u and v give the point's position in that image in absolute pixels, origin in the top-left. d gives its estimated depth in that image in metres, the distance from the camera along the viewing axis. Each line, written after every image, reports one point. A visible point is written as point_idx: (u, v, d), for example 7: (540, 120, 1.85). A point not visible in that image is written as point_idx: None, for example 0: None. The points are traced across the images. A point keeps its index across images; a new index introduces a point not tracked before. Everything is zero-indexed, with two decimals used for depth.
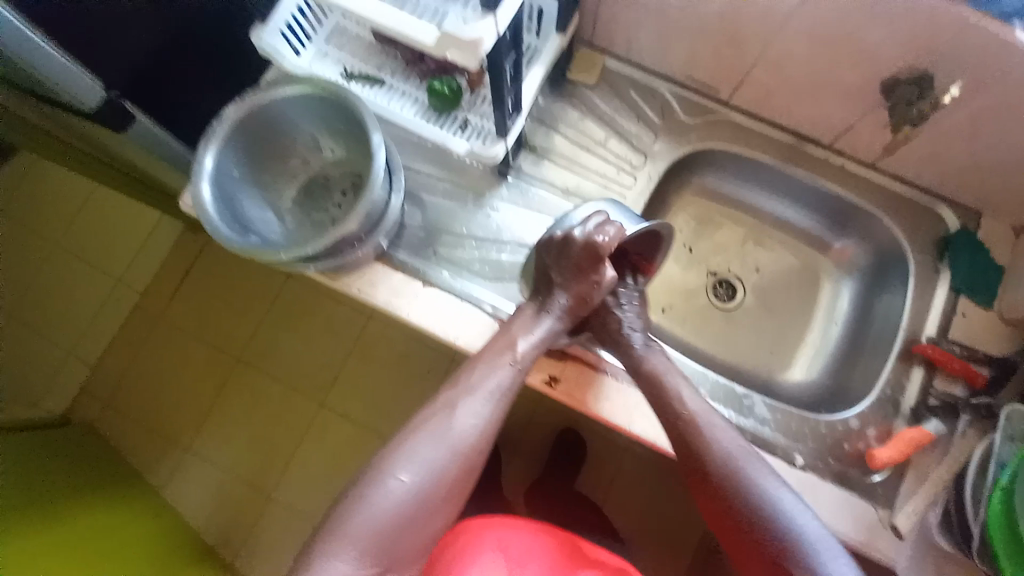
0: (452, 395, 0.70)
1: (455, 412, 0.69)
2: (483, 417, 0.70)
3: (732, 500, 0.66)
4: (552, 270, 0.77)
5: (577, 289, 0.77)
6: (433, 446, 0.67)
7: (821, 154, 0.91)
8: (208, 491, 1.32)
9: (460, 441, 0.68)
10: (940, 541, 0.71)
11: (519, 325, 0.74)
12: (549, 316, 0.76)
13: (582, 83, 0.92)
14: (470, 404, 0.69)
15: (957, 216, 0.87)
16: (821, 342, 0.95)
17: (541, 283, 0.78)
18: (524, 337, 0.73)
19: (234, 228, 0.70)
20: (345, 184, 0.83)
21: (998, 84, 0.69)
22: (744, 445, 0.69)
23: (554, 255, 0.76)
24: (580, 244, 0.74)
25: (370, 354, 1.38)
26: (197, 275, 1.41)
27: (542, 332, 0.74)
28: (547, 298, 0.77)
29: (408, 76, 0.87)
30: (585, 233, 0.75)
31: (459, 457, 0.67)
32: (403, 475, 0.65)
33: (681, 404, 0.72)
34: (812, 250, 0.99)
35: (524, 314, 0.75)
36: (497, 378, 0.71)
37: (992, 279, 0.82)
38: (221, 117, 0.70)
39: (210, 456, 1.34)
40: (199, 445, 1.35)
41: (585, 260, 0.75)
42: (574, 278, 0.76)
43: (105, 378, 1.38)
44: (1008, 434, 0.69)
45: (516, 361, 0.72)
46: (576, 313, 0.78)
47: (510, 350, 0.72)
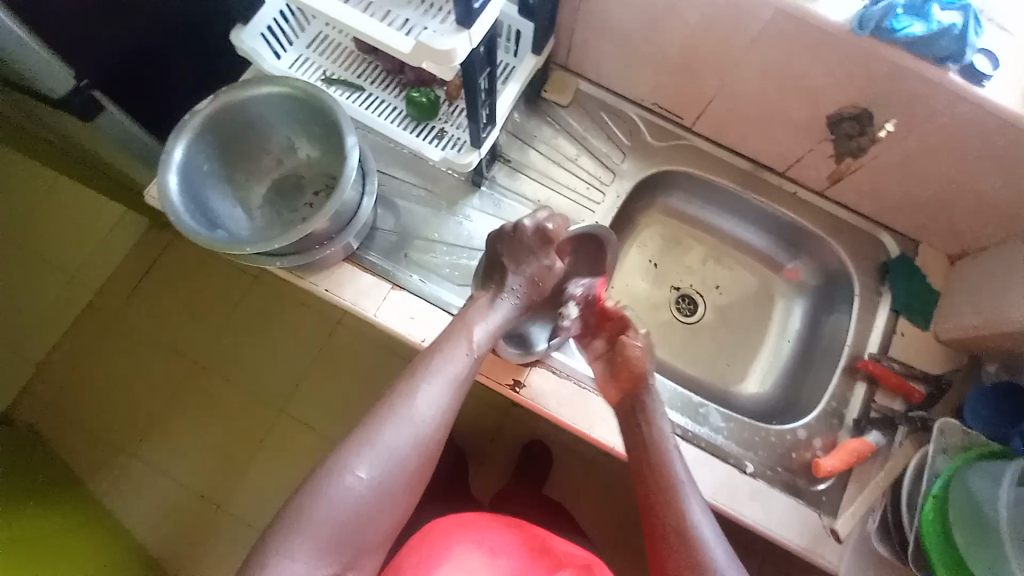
0: (409, 383, 0.65)
1: (415, 402, 0.64)
2: (443, 405, 0.65)
3: (660, 517, 0.62)
4: (502, 256, 0.74)
5: (530, 273, 0.75)
6: (393, 438, 0.61)
7: (776, 180, 0.97)
8: (152, 500, 1.26)
9: (421, 430, 0.63)
10: (879, 548, 0.73)
11: (474, 312, 0.73)
12: (503, 302, 0.74)
13: (555, 102, 0.97)
14: (430, 392, 0.65)
15: (897, 243, 0.94)
16: (775, 356, 0.99)
17: (495, 270, 0.75)
18: (481, 323, 0.71)
19: (200, 221, 0.70)
20: (317, 185, 0.84)
21: (925, 129, 0.75)
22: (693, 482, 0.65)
23: (506, 244, 0.73)
24: (531, 231, 0.72)
25: (336, 360, 1.35)
26: (159, 275, 1.38)
27: (498, 317, 0.73)
28: (502, 284, 0.75)
29: (387, 85, 0.89)
30: (535, 222, 0.73)
31: (420, 448, 0.63)
32: (362, 469, 0.60)
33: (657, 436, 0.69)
34: (767, 270, 1.04)
35: (479, 302, 0.74)
36: (458, 365, 0.68)
37: (928, 303, 0.89)
38: (194, 112, 0.71)
39: (158, 463, 1.28)
40: (147, 450, 1.29)
41: (536, 247, 0.73)
42: (528, 264, 0.74)
43: (54, 380, 1.32)
44: (941, 445, 0.73)
45: (473, 349, 0.69)
46: (530, 298, 0.77)
47: (467, 337, 0.70)
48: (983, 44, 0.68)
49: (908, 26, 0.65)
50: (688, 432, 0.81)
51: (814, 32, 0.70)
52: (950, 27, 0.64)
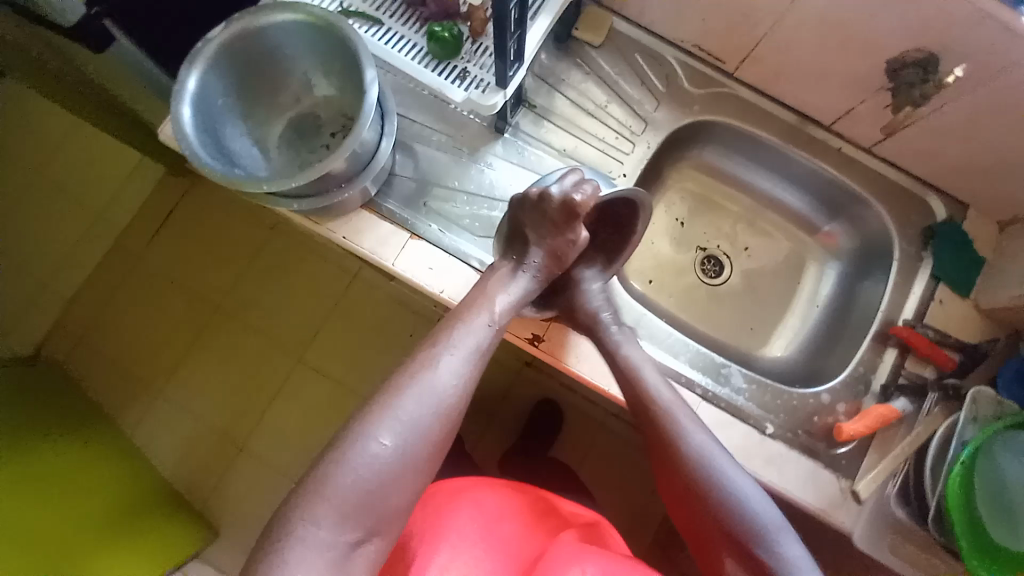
0: (428, 353, 0.65)
1: (436, 371, 0.63)
2: (464, 375, 0.65)
3: (683, 473, 0.64)
4: (526, 227, 0.72)
5: (551, 246, 0.73)
6: (414, 406, 0.61)
7: (819, 135, 0.91)
8: (178, 441, 1.31)
9: (442, 400, 0.62)
10: (898, 514, 0.74)
11: (494, 282, 0.71)
12: (524, 275, 0.73)
13: (587, 43, 0.90)
14: (450, 362, 0.64)
15: (945, 206, 0.88)
16: (801, 322, 0.97)
17: (517, 241, 0.74)
18: (502, 294, 0.70)
19: (217, 159, 0.67)
20: (335, 125, 0.80)
21: (996, 77, 0.68)
22: (714, 441, 0.66)
23: (529, 213, 0.70)
24: (558, 201, 0.68)
25: (353, 313, 1.35)
26: (177, 221, 1.37)
27: (519, 290, 0.72)
28: (524, 256, 0.73)
29: (407, 18, 0.83)
30: (562, 191, 0.69)
31: (443, 418, 0.62)
32: (385, 437, 0.59)
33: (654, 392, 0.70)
34: (800, 232, 1.00)
35: (498, 273, 0.72)
36: (479, 337, 0.67)
37: (971, 271, 0.84)
38: (208, 39, 0.67)
39: (182, 406, 1.32)
40: (170, 394, 1.33)
41: (562, 221, 0.70)
42: (550, 236, 0.72)
43: (77, 324, 1.34)
44: (973, 414, 0.72)
45: (494, 319, 0.69)
46: (550, 272, 0.75)
47: (488, 306, 0.69)
48: None
49: None
50: (708, 393, 0.80)
51: None
52: None
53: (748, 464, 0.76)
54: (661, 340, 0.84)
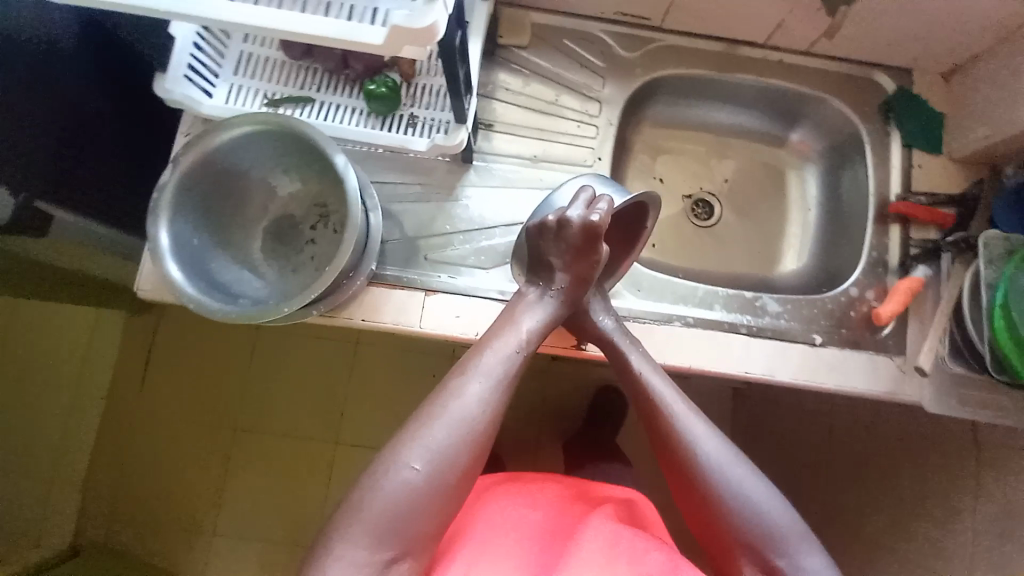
0: (459, 380, 0.64)
1: (464, 399, 0.63)
2: (490, 400, 0.64)
3: (689, 469, 0.65)
4: (546, 253, 0.72)
5: (576, 269, 0.72)
6: (442, 432, 0.61)
7: (758, 54, 0.93)
8: (228, 557, 1.27)
9: (472, 427, 0.62)
10: (955, 368, 0.78)
11: (522, 307, 0.72)
12: (552, 297, 0.73)
13: (515, 45, 0.90)
14: (478, 390, 0.64)
15: (891, 78, 0.92)
16: (802, 229, 1.00)
17: (540, 267, 0.74)
18: (528, 317, 0.71)
19: (219, 297, 0.65)
20: (313, 218, 0.78)
21: None
22: (721, 438, 0.67)
23: (549, 240, 0.71)
24: (577, 226, 0.68)
25: (378, 379, 1.33)
26: (165, 355, 1.32)
27: (546, 314, 0.72)
28: (548, 281, 0.74)
29: (337, 87, 0.81)
30: (579, 215, 0.68)
31: (470, 443, 0.62)
32: (416, 463, 0.60)
33: (654, 393, 0.70)
34: (769, 147, 1.03)
35: (525, 298, 0.73)
36: (500, 364, 0.66)
37: (936, 129, 0.89)
38: (162, 186, 0.64)
39: (225, 523, 1.29)
40: (210, 517, 1.29)
41: (584, 244, 0.70)
42: (573, 260, 0.72)
43: (104, 495, 1.28)
44: (988, 257, 0.75)
45: (521, 344, 0.69)
46: (578, 295, 0.75)
47: (515, 332, 0.69)
48: None
49: None
50: (753, 328, 0.84)
51: None
52: None
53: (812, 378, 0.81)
54: (693, 298, 0.86)
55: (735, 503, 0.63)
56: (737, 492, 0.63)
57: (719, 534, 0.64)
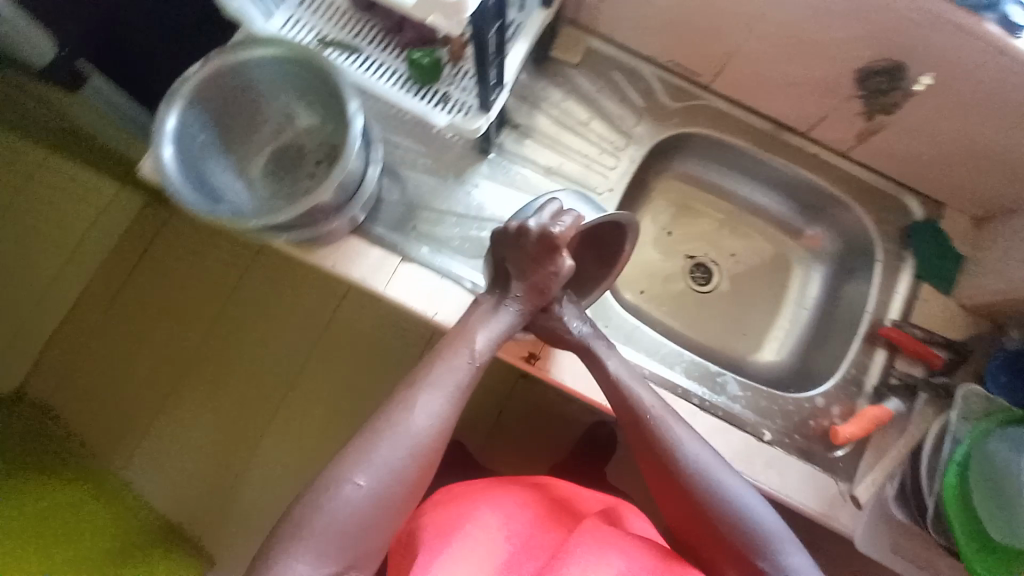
0: (410, 393, 0.65)
1: (413, 413, 0.63)
2: (441, 414, 0.64)
3: (678, 480, 0.64)
4: (508, 262, 0.70)
5: (533, 279, 0.70)
6: (390, 450, 0.61)
7: (797, 142, 0.93)
8: (161, 483, 1.25)
9: (417, 442, 0.62)
10: (896, 513, 0.75)
11: (476, 317, 0.70)
12: (507, 310, 0.71)
13: (565, 62, 0.92)
14: (428, 402, 0.64)
15: (921, 206, 0.91)
16: (791, 325, 0.98)
17: (499, 276, 0.72)
18: (483, 330, 0.69)
19: (201, 195, 0.67)
20: (319, 154, 0.80)
21: (962, 83, 0.71)
22: (710, 449, 0.66)
23: (510, 249, 0.69)
24: (536, 234, 0.67)
25: (342, 337, 1.30)
26: (157, 254, 1.32)
27: (502, 325, 0.70)
28: (505, 292, 0.72)
29: (387, 46, 0.83)
30: (540, 224, 0.67)
31: (416, 458, 0.62)
32: (360, 478, 0.59)
33: (640, 402, 0.69)
34: (784, 237, 1.01)
35: (480, 308, 0.71)
36: (458, 375, 0.67)
37: (952, 269, 0.86)
38: (186, 78, 0.67)
39: (164, 445, 1.27)
40: (151, 433, 1.27)
41: (541, 252, 0.68)
42: (530, 271, 0.70)
43: (58, 365, 1.29)
44: (963, 412, 0.74)
45: (473, 357, 0.68)
46: (534, 304, 0.72)
47: (467, 344, 0.68)
48: None
49: None
50: (705, 402, 0.80)
51: None
52: None
53: (750, 472, 0.76)
54: (656, 351, 0.84)
55: (727, 519, 0.62)
56: (736, 504, 0.62)
57: (720, 547, 0.62)
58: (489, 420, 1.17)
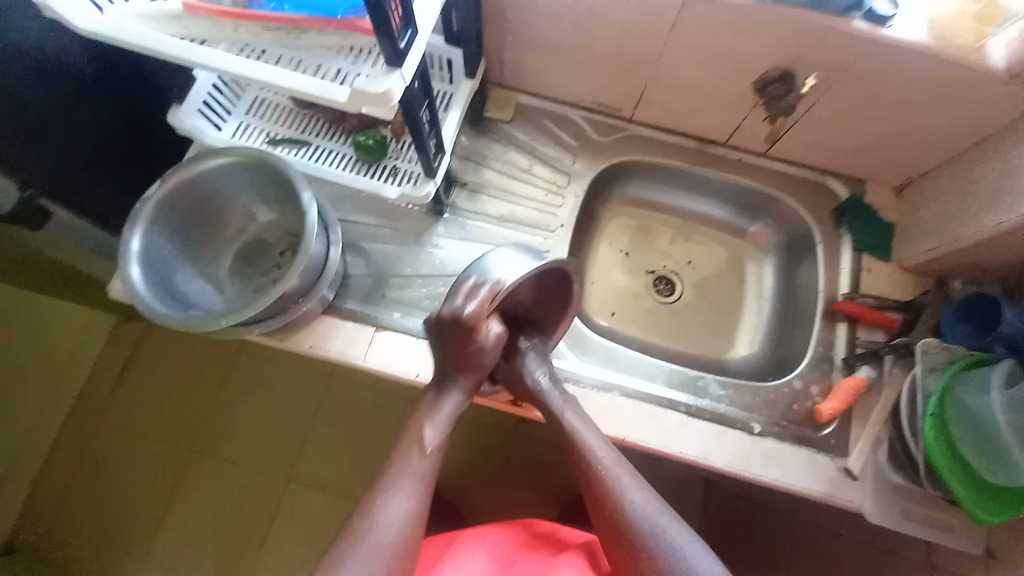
0: (371, 500, 0.68)
1: (380, 518, 0.66)
2: (405, 514, 0.67)
3: (623, 534, 0.65)
4: (440, 354, 0.74)
5: (466, 363, 0.74)
6: (361, 561, 0.63)
7: (721, 152, 1.01)
8: None
9: (385, 548, 0.64)
10: (896, 478, 0.77)
11: (426, 411, 0.74)
12: (453, 396, 0.74)
13: (499, 119, 1.00)
14: (392, 504, 0.67)
15: (844, 186, 0.99)
16: (758, 316, 1.03)
17: (438, 367, 0.75)
18: (430, 422, 0.73)
19: (172, 304, 0.69)
20: (283, 244, 0.84)
21: (845, 76, 0.80)
22: (652, 495, 0.68)
23: (437, 340, 0.73)
24: (450, 320, 0.71)
25: (335, 414, 1.29)
26: (139, 368, 1.32)
27: (450, 409, 0.74)
28: (446, 380, 0.75)
29: (333, 134, 0.90)
30: (455, 307, 0.72)
31: (386, 562, 0.64)
32: None
33: (591, 453, 0.70)
34: (732, 237, 1.08)
35: (427, 399, 0.75)
36: (411, 470, 0.70)
37: (886, 237, 0.94)
38: (146, 199, 0.71)
39: (165, 566, 1.20)
40: (148, 556, 1.21)
41: (461, 334, 0.72)
42: (460, 355, 0.73)
43: (44, 502, 1.23)
44: (927, 365, 0.77)
45: (426, 450, 0.72)
46: (475, 382, 0.76)
47: (419, 440, 0.72)
48: None
49: None
50: (692, 408, 0.83)
51: (727, 9, 0.75)
52: None
53: (748, 468, 0.78)
54: (636, 369, 0.87)
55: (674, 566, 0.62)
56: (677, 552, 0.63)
57: None
58: (495, 469, 1.17)
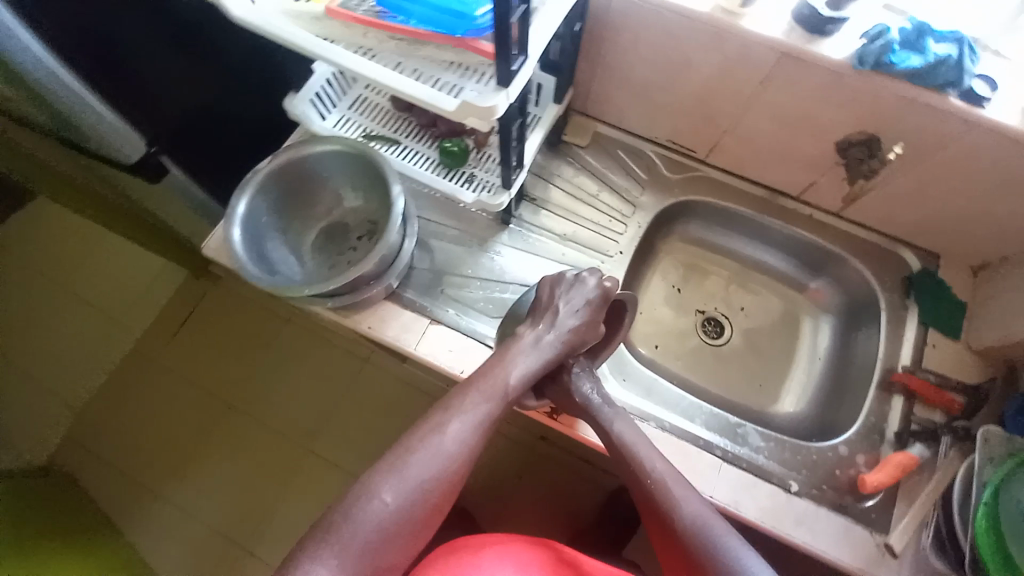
0: (443, 415, 0.69)
1: (445, 437, 0.67)
2: (468, 441, 0.69)
3: (678, 541, 0.65)
4: (558, 302, 0.79)
5: (576, 324, 0.79)
6: (421, 465, 0.65)
7: (791, 205, 1.01)
8: (183, 548, 1.26)
9: (449, 461, 0.66)
10: (937, 565, 0.72)
11: (516, 349, 0.76)
12: (546, 344, 0.77)
13: (575, 144, 1.04)
14: (461, 425, 0.69)
15: (918, 258, 0.96)
16: (807, 374, 1.00)
17: (541, 312, 0.79)
18: (521, 363, 0.75)
19: (261, 267, 0.77)
20: (361, 230, 0.91)
21: (932, 150, 0.79)
22: (714, 511, 0.66)
23: (563, 291, 0.79)
24: (597, 288, 0.80)
25: (369, 398, 1.35)
26: (195, 322, 1.42)
27: (536, 360, 0.76)
28: (546, 326, 0.78)
29: (422, 137, 0.97)
30: (597, 280, 0.80)
31: (442, 482, 0.66)
32: (387, 494, 0.62)
33: (649, 465, 0.71)
34: (790, 290, 1.07)
35: (520, 340, 0.77)
36: (484, 407, 0.71)
37: (957, 316, 0.90)
38: (256, 171, 0.79)
39: (187, 509, 1.29)
40: (175, 497, 1.30)
41: (595, 306, 0.80)
42: (575, 316, 0.79)
43: (95, 429, 1.36)
44: (987, 453, 0.74)
45: (508, 391, 0.73)
46: (568, 350, 0.80)
47: (505, 372, 0.74)
48: (984, 70, 0.73)
49: (907, 60, 0.71)
50: (728, 454, 0.82)
51: (818, 70, 0.77)
52: (947, 57, 0.69)
53: (777, 525, 0.76)
54: (675, 404, 0.88)
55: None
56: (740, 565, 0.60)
57: None
58: (513, 479, 1.18)
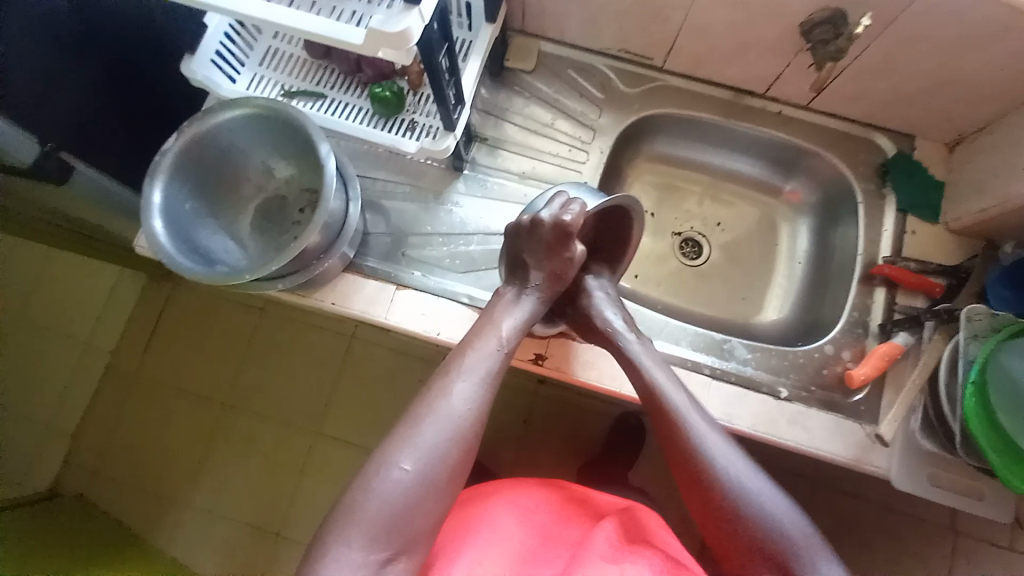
0: (442, 380, 0.64)
1: (451, 398, 0.62)
2: (478, 399, 0.64)
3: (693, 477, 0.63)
4: (524, 252, 0.73)
5: (551, 268, 0.73)
6: (433, 433, 0.60)
7: (758, 104, 0.95)
8: (216, 545, 1.24)
9: (459, 424, 0.61)
10: (927, 446, 0.74)
11: (500, 307, 0.72)
12: (528, 298, 0.73)
13: (520, 69, 0.95)
14: (463, 388, 0.63)
15: (892, 142, 0.92)
16: (789, 280, 0.99)
17: (517, 267, 0.75)
18: (507, 318, 0.71)
19: (196, 259, 0.70)
20: (302, 201, 0.83)
21: (901, 15, 0.72)
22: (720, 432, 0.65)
23: (526, 240, 0.72)
24: (550, 224, 0.70)
25: (357, 372, 1.31)
26: (168, 325, 1.35)
27: (524, 312, 0.72)
28: (524, 281, 0.74)
29: (349, 87, 0.87)
30: (552, 214, 0.71)
31: (460, 441, 0.61)
32: (405, 463, 0.58)
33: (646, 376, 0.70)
34: (766, 197, 1.03)
35: (503, 298, 0.73)
36: (487, 362, 0.66)
37: (934, 196, 0.88)
38: (164, 153, 0.70)
39: (205, 511, 1.26)
40: (189, 503, 1.26)
41: (556, 241, 0.71)
42: (547, 258, 0.73)
43: (89, 449, 1.30)
44: (971, 332, 0.73)
45: (501, 343, 0.68)
46: (552, 292, 0.75)
47: (494, 332, 0.69)
48: None
49: None
50: (717, 371, 0.81)
51: None
52: None
53: (773, 432, 0.77)
54: (660, 330, 0.85)
55: (743, 508, 0.59)
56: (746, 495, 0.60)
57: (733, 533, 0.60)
58: (514, 428, 1.18)
